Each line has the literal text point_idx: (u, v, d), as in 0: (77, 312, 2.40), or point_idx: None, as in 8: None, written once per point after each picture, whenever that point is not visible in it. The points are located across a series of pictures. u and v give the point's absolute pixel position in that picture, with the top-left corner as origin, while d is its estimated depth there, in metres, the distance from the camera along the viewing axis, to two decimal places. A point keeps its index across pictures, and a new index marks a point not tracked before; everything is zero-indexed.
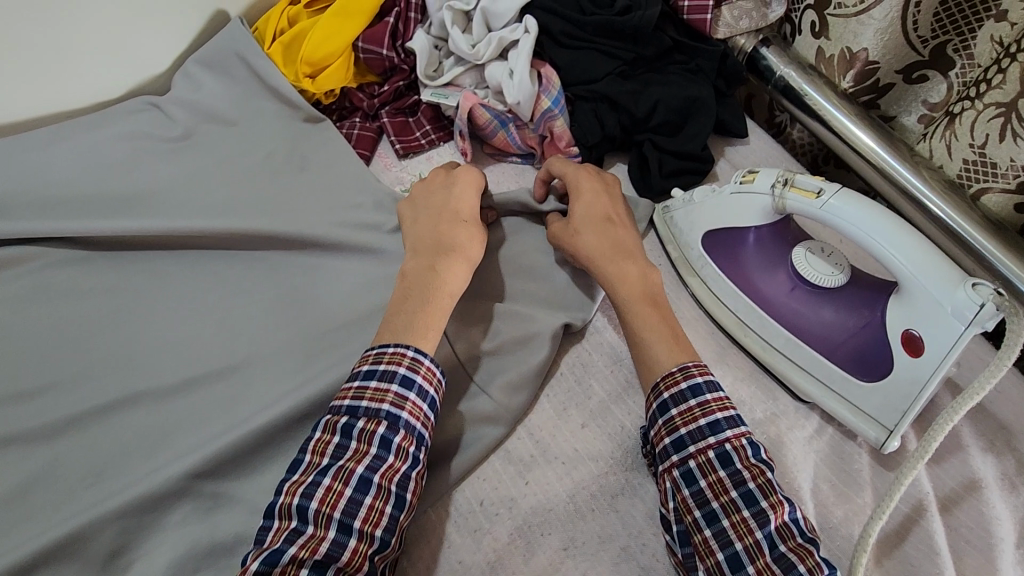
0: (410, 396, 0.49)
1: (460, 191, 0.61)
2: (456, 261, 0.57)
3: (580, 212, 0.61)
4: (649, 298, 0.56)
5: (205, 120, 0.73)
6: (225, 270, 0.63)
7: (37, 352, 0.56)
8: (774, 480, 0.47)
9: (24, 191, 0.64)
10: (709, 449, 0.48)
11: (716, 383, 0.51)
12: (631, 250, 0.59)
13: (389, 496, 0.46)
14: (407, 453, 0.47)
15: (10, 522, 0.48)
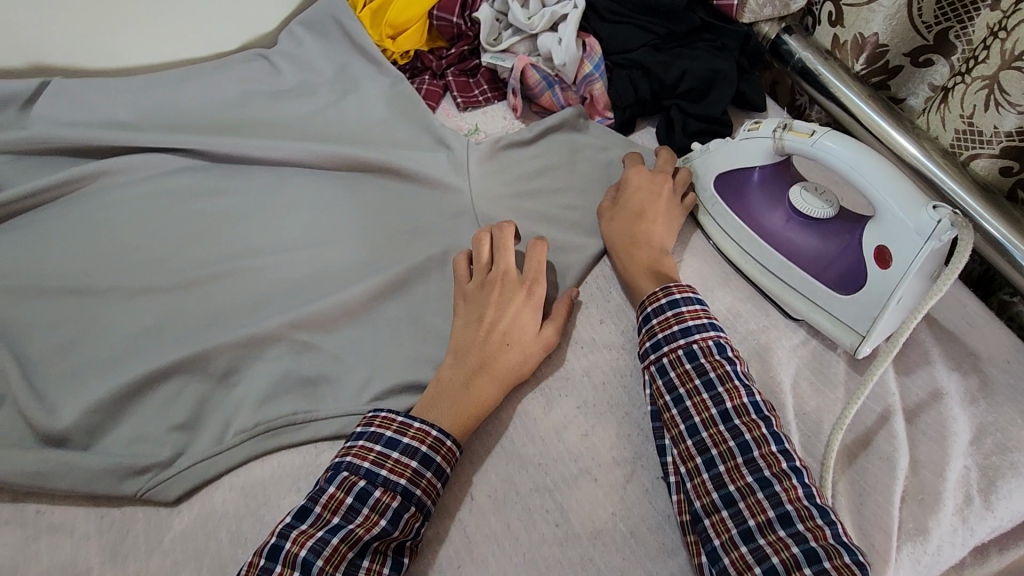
0: (426, 474, 0.52)
1: (516, 312, 0.60)
2: (499, 384, 0.57)
3: (626, 199, 0.71)
4: (654, 273, 0.66)
5: (302, 69, 0.87)
6: (314, 182, 0.75)
7: (163, 229, 0.69)
8: (733, 373, 0.57)
9: (164, 114, 0.80)
10: (679, 347, 0.59)
11: (693, 300, 0.62)
12: (656, 236, 0.68)
13: (386, 562, 0.48)
14: (412, 528, 0.50)
15: (146, 344, 0.60)
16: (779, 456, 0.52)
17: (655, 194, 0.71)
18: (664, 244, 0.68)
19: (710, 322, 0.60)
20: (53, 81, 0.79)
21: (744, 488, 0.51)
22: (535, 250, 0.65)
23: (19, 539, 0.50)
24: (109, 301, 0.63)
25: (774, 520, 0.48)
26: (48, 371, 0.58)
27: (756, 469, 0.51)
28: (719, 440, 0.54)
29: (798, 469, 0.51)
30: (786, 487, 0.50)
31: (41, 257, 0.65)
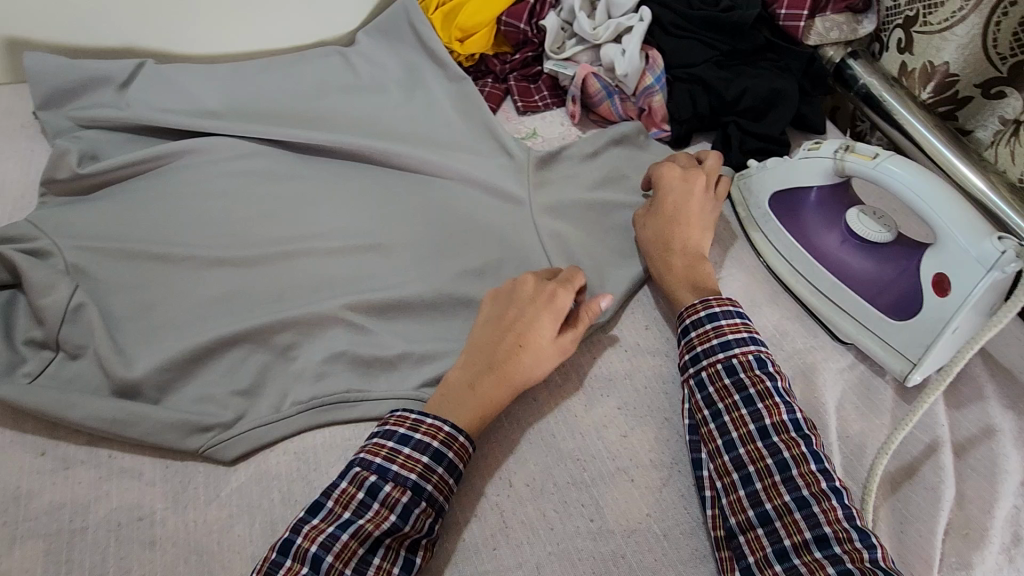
0: (438, 470, 0.52)
1: (536, 314, 0.60)
2: (513, 385, 0.57)
3: (658, 201, 0.72)
4: (689, 273, 0.67)
5: (374, 68, 0.92)
6: (378, 174, 0.79)
7: (235, 208, 0.73)
8: (772, 389, 0.57)
9: (246, 102, 0.85)
10: (717, 362, 0.59)
11: (732, 312, 0.62)
12: (693, 236, 0.69)
13: (397, 559, 0.49)
14: (423, 524, 0.50)
15: (218, 313, 0.65)
16: (819, 475, 0.51)
17: (687, 196, 0.71)
18: (699, 249, 0.69)
19: (750, 337, 0.60)
20: (148, 66, 0.85)
21: (782, 508, 0.50)
22: (570, 268, 0.64)
23: (91, 479, 0.54)
24: (187, 269, 0.68)
25: (811, 541, 0.48)
26: (128, 329, 0.63)
27: (795, 488, 0.51)
28: (756, 457, 0.54)
29: (839, 489, 0.51)
30: (826, 509, 0.49)
31: (127, 224, 0.70)
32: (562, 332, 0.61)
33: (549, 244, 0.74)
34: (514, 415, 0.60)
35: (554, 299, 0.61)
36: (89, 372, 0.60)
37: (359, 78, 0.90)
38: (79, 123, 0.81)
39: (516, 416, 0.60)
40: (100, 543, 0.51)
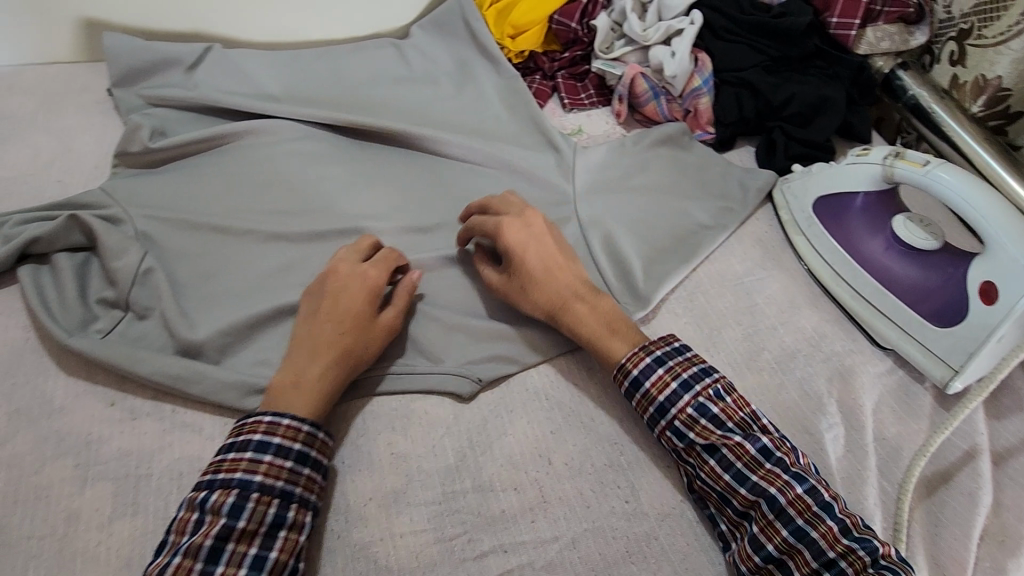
0: (267, 458, 0.49)
1: (350, 295, 0.59)
2: (352, 356, 0.57)
3: (516, 267, 0.63)
4: (607, 317, 0.61)
5: (426, 60, 0.95)
6: (428, 162, 0.82)
7: (292, 187, 0.77)
8: (727, 428, 0.53)
9: (305, 89, 0.89)
10: (665, 428, 0.55)
11: (649, 366, 0.57)
12: (577, 278, 0.63)
13: (243, 560, 0.46)
14: (263, 515, 0.47)
15: (276, 285, 0.68)
16: (807, 496, 0.50)
17: (545, 239, 0.64)
18: (587, 285, 0.63)
19: (700, 367, 0.56)
20: (214, 50, 0.90)
21: (786, 547, 0.49)
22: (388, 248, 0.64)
23: (155, 430, 0.58)
24: (246, 242, 0.71)
25: (820, 568, 0.48)
26: (191, 295, 0.66)
27: (789, 521, 0.49)
28: (746, 503, 0.51)
29: (830, 504, 0.50)
30: (823, 530, 0.48)
31: (190, 198, 0.74)
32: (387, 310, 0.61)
33: (592, 236, 0.75)
34: (555, 396, 0.62)
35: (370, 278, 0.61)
36: (154, 332, 0.63)
37: (411, 70, 0.93)
38: (148, 101, 0.85)
39: (557, 398, 0.62)
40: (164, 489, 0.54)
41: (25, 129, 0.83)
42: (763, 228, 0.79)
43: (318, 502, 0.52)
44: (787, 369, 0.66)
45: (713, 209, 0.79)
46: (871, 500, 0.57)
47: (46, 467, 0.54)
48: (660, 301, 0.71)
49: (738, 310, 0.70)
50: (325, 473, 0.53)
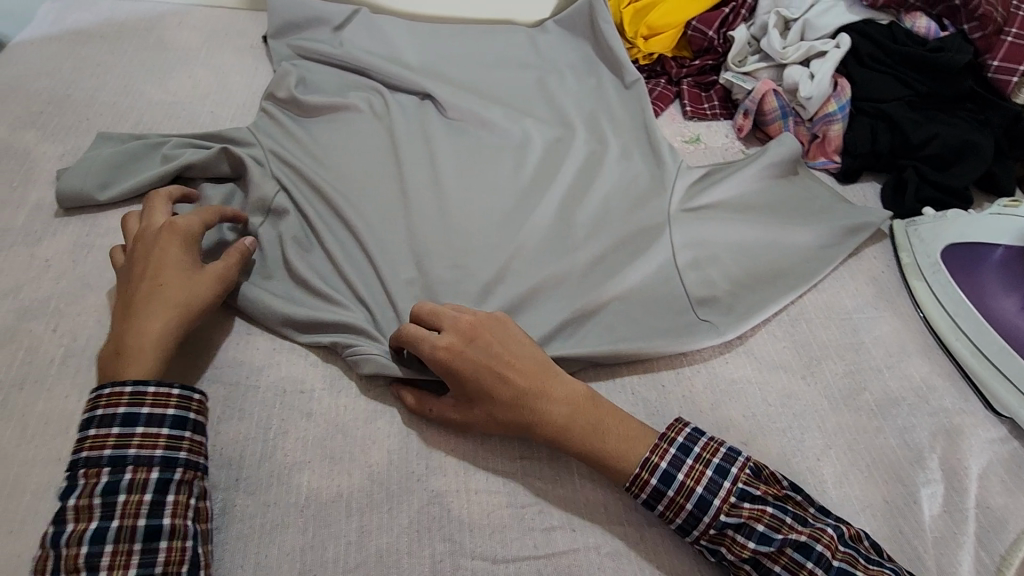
0: (91, 432, 0.49)
1: (159, 250, 0.58)
2: (187, 315, 0.56)
3: (471, 393, 0.55)
4: (591, 413, 0.54)
5: (554, 52, 0.97)
6: (544, 150, 0.84)
7: (414, 150, 0.81)
8: (759, 536, 0.49)
9: (439, 64, 0.94)
10: (698, 538, 0.51)
11: (658, 481, 0.52)
12: (536, 384, 0.54)
13: (83, 536, 0.45)
14: (89, 488, 0.47)
15: (381, 239, 0.71)
16: None
17: (494, 356, 0.54)
18: (551, 387, 0.54)
19: (715, 467, 0.52)
20: (362, 13, 0.95)
21: None
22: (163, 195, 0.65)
23: (267, 348, 0.63)
24: (367, 194, 0.75)
25: None
26: (313, 234, 0.71)
27: None
28: None
29: None
30: None
31: (321, 146, 0.80)
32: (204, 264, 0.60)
33: (697, 246, 0.74)
34: (641, 395, 0.64)
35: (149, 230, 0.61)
36: (279, 261, 0.69)
37: (539, 60, 0.97)
38: (297, 54, 0.92)
39: (641, 395, 0.64)
40: (269, 406, 0.58)
41: (188, 62, 0.91)
42: (879, 267, 0.75)
43: (176, 453, 0.50)
44: (887, 414, 0.63)
45: (828, 239, 0.76)
46: (963, 567, 0.54)
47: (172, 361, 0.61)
48: (761, 322, 0.69)
49: (841, 344, 0.68)
50: (173, 425, 0.51)
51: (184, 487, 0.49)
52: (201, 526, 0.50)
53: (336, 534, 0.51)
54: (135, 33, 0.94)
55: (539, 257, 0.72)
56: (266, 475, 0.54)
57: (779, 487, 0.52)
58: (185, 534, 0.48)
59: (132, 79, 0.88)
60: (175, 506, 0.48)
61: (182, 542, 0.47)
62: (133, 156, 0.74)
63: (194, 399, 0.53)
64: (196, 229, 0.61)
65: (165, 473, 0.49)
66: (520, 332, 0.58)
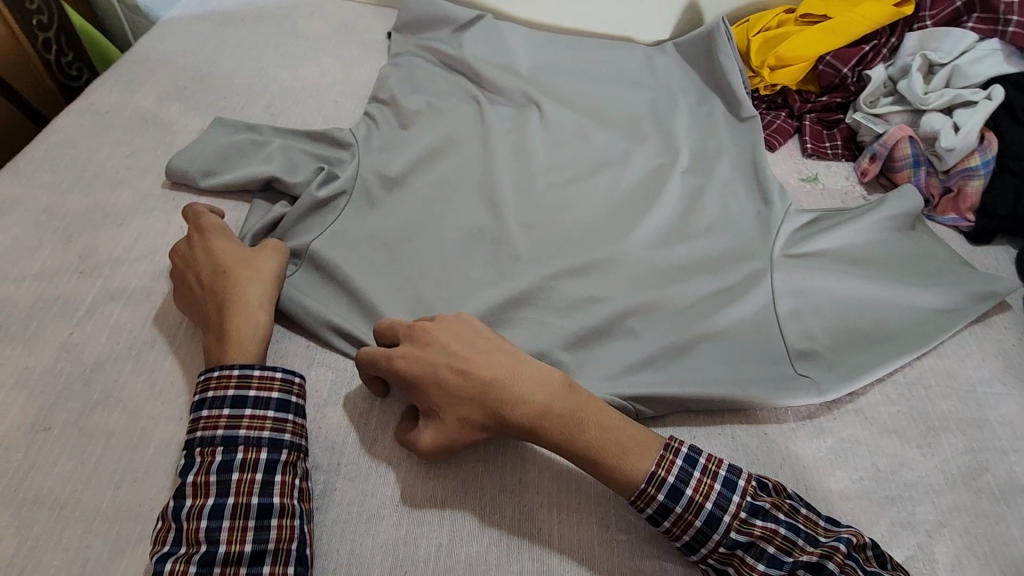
0: (204, 413, 0.52)
1: (205, 251, 0.63)
2: (267, 283, 0.62)
3: (438, 400, 0.54)
4: (569, 399, 0.53)
5: (673, 75, 0.96)
6: (653, 175, 0.83)
7: (526, 163, 0.82)
8: (771, 555, 0.49)
9: (556, 76, 0.94)
10: (709, 550, 0.50)
11: (665, 490, 0.50)
12: (508, 369, 0.53)
13: (202, 510, 0.48)
14: (205, 466, 0.50)
15: (493, 247, 0.73)
16: None
17: (446, 347, 0.55)
18: (519, 372, 0.54)
19: (722, 480, 0.51)
20: (486, 18, 0.97)
21: None
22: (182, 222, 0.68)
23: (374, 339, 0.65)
24: (479, 200, 0.77)
25: None
26: (424, 232, 0.73)
27: None
28: None
29: None
30: None
31: (436, 146, 0.81)
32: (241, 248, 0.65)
33: (807, 292, 0.72)
34: (740, 439, 0.62)
35: (186, 243, 0.64)
36: (391, 257, 0.71)
37: (656, 81, 0.95)
38: (421, 55, 0.95)
39: (740, 439, 0.62)
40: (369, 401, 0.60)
41: (318, 51, 0.95)
42: (1010, 340, 0.70)
43: (281, 434, 0.53)
44: (1011, 501, 0.58)
45: (957, 302, 0.71)
46: None
47: (289, 342, 0.65)
48: (875, 381, 0.66)
49: (962, 417, 0.63)
50: (278, 408, 0.54)
51: (289, 469, 0.52)
52: (306, 507, 0.52)
53: (428, 534, 0.52)
54: (272, 20, 0.99)
55: (643, 284, 0.71)
56: (366, 464, 0.56)
57: (786, 501, 0.51)
58: (292, 513, 0.50)
59: (266, 63, 0.92)
60: (282, 485, 0.51)
61: (289, 520, 0.50)
62: (223, 159, 0.76)
63: (294, 383, 0.56)
64: (218, 223, 0.66)
65: (272, 454, 0.52)
66: (478, 330, 0.57)
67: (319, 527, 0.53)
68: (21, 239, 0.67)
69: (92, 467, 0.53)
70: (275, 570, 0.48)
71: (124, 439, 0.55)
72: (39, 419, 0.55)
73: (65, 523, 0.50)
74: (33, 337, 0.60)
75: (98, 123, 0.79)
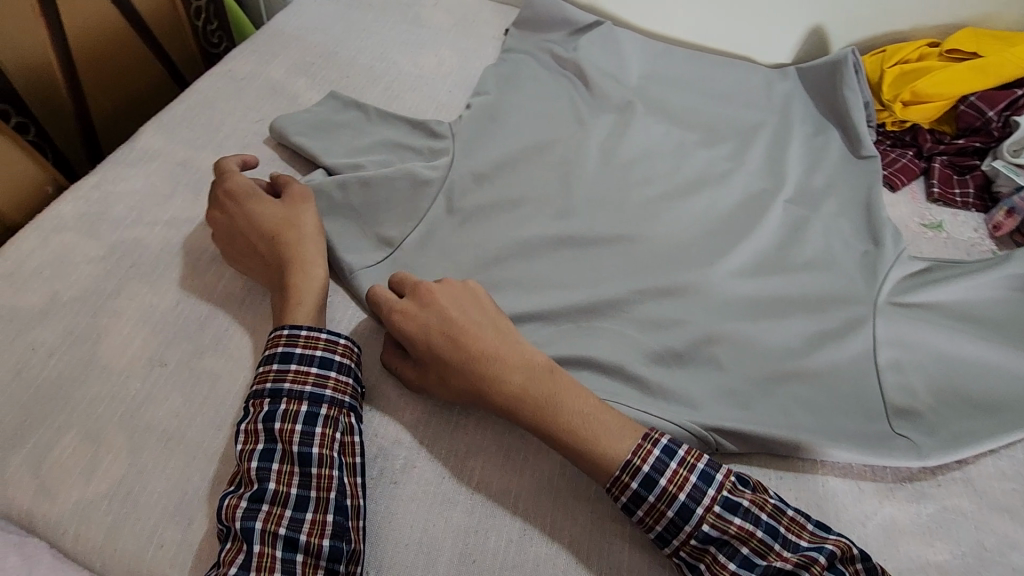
0: (259, 369, 0.56)
1: (246, 216, 0.65)
2: (314, 239, 0.65)
3: (426, 356, 0.57)
4: (544, 383, 0.54)
5: (791, 101, 0.92)
6: (761, 199, 0.80)
7: (631, 173, 0.81)
8: (745, 556, 0.48)
9: (669, 88, 0.93)
10: (684, 542, 0.50)
11: (637, 475, 0.51)
12: (488, 348, 0.56)
13: (252, 453, 0.51)
14: (256, 414, 0.53)
15: (589, 252, 0.72)
16: None
17: (439, 316, 0.58)
18: (497, 350, 0.56)
19: (699, 472, 0.50)
20: (605, 25, 0.97)
21: None
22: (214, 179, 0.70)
23: None
24: (580, 204, 0.77)
25: None
26: (522, 229, 0.74)
27: None
28: None
29: None
30: None
31: (542, 147, 0.82)
32: (277, 205, 0.66)
33: (921, 346, 0.67)
34: (831, 490, 0.59)
35: (224, 202, 0.67)
36: (488, 249, 0.72)
37: (773, 105, 0.92)
38: (535, 54, 0.95)
39: (830, 490, 0.59)
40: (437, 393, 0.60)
41: (436, 41, 0.98)
42: None
43: (322, 390, 0.55)
44: None
45: None
46: None
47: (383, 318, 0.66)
48: (987, 451, 0.61)
49: None
50: (321, 365, 0.56)
51: (330, 421, 0.54)
52: (347, 460, 0.53)
53: (500, 528, 0.53)
54: (398, 7, 1.02)
55: (740, 310, 0.69)
56: (445, 448, 0.57)
57: (768, 501, 0.50)
58: (332, 465, 0.52)
59: (387, 48, 0.96)
60: (322, 437, 0.53)
61: (329, 470, 0.52)
62: (318, 130, 0.79)
63: (339, 344, 0.58)
64: (249, 185, 0.67)
65: (313, 408, 0.54)
66: (480, 305, 0.59)
67: (393, 500, 0.54)
68: (158, 188, 0.72)
69: (197, 405, 0.57)
70: (316, 519, 0.50)
71: (228, 385, 0.58)
72: (157, 353, 0.59)
73: (170, 454, 0.54)
74: (158, 278, 0.65)
75: (234, 88, 0.85)
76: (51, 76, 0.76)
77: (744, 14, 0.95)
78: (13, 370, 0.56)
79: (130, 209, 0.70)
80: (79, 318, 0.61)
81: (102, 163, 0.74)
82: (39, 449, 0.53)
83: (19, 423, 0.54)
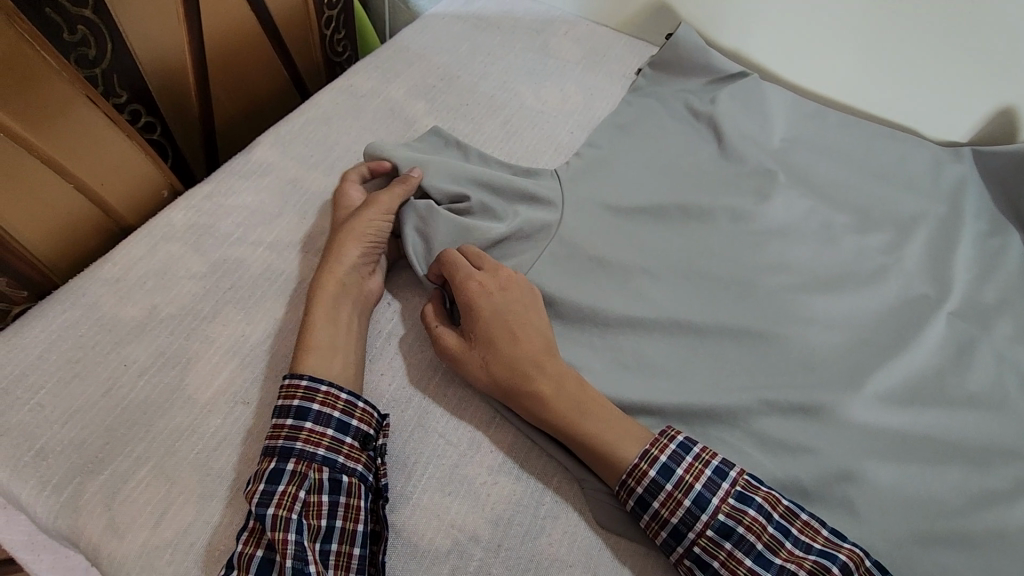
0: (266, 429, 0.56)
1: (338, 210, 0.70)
2: (352, 243, 0.64)
3: (481, 336, 0.59)
4: (578, 395, 0.56)
5: (966, 188, 0.79)
6: (919, 306, 0.68)
7: (765, 252, 0.71)
8: (757, 549, 0.50)
9: (818, 156, 0.82)
10: (700, 531, 0.51)
11: (667, 462, 0.53)
12: (535, 353, 0.58)
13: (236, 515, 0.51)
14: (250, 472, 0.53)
15: (707, 343, 0.64)
16: None
17: (503, 309, 0.60)
18: (542, 351, 0.59)
19: (714, 467, 0.53)
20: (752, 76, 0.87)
21: None
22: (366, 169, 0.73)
23: None
24: (702, 284, 0.69)
25: None
26: (635, 304, 0.67)
27: None
28: None
29: None
30: None
31: (666, 210, 0.74)
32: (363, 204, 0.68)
33: None
34: None
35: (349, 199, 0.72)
36: (597, 322, 0.66)
37: (942, 189, 0.79)
38: (669, 100, 0.87)
39: None
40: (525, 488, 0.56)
41: (563, 74, 0.92)
42: None
43: (293, 443, 0.52)
44: None
45: None
46: None
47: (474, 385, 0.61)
48: None
49: None
50: (297, 415, 0.53)
51: (298, 478, 0.51)
52: (314, 522, 0.51)
53: None
54: (527, 32, 0.97)
55: (883, 444, 0.58)
56: (528, 557, 0.52)
57: (781, 501, 0.52)
58: (289, 527, 0.49)
59: (511, 75, 0.91)
60: (282, 496, 0.50)
61: (284, 535, 0.49)
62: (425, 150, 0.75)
63: (318, 391, 0.54)
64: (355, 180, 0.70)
65: (280, 463, 0.52)
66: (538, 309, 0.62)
67: None
68: (266, 205, 0.70)
69: None
70: None
71: None
72: (241, 391, 0.57)
73: (239, 508, 0.51)
74: (253, 304, 0.63)
75: (353, 105, 0.82)
76: (182, 78, 0.76)
77: (917, 82, 0.84)
78: (104, 387, 0.55)
79: (236, 225, 0.68)
80: (172, 339, 0.59)
81: (217, 172, 0.73)
82: (114, 478, 0.52)
83: (99, 446, 0.53)
